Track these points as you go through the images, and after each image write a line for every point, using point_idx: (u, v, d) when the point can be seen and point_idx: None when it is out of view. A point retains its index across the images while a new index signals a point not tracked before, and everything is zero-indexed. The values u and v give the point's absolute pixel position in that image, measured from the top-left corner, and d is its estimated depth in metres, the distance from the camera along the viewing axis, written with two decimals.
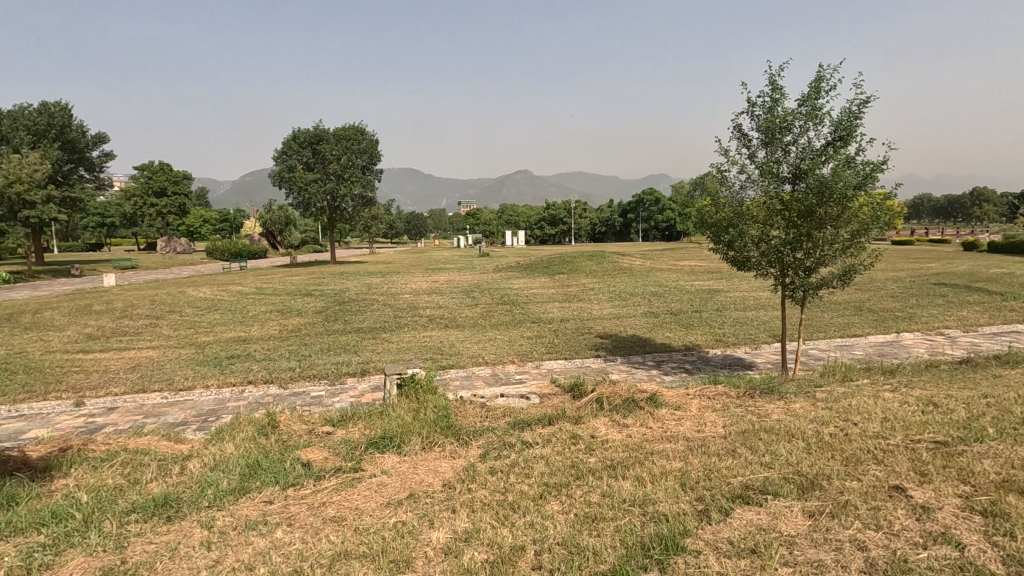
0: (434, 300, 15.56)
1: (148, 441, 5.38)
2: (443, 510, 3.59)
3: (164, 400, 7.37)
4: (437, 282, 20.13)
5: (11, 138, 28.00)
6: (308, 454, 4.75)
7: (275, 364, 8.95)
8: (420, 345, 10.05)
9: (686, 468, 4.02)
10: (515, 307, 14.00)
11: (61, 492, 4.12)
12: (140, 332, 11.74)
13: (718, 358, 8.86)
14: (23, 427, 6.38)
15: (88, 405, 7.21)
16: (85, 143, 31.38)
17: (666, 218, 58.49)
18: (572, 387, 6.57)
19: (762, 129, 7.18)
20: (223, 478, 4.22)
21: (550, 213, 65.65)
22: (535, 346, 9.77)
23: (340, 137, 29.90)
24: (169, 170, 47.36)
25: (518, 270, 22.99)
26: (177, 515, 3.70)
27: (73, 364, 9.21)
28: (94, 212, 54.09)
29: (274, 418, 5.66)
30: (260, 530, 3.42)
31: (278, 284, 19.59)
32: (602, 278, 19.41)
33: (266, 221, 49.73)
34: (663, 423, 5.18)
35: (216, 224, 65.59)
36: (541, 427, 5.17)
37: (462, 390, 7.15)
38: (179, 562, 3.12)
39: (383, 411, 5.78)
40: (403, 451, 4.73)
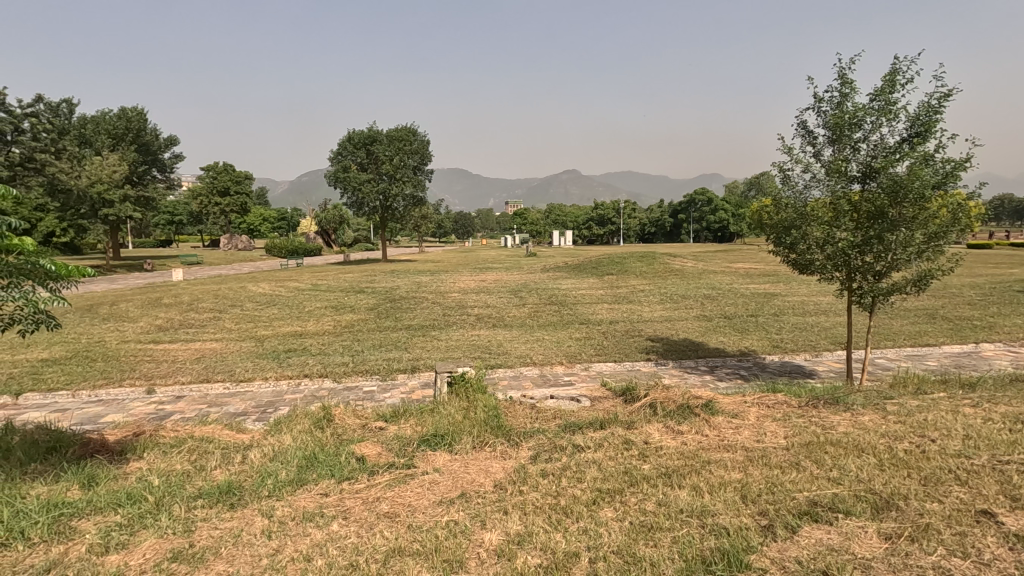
0: (482, 299, 15.66)
1: (212, 430, 5.64)
2: (495, 511, 3.58)
3: (227, 390, 7.73)
4: (485, 281, 20.25)
5: (94, 141, 30.16)
6: (362, 448, 4.83)
7: (330, 359, 9.22)
8: (468, 345, 10.11)
9: (746, 479, 3.86)
10: (563, 308, 13.93)
11: (136, 475, 4.37)
12: (205, 325, 12.36)
13: (776, 365, 8.49)
14: (102, 411, 6.83)
15: (158, 393, 7.64)
16: (158, 146, 33.39)
17: (719, 218, 56.67)
18: (623, 391, 6.43)
19: (829, 126, 6.83)
20: (282, 469, 4.35)
21: (599, 214, 65.07)
22: (584, 347, 9.68)
23: (393, 138, 30.55)
24: (232, 170, 49.79)
25: (565, 270, 22.86)
26: (240, 503, 3.84)
27: (145, 354, 9.78)
28: (164, 211, 57.44)
29: (329, 413, 5.82)
30: (318, 522, 3.50)
31: (333, 282, 20.22)
32: (652, 279, 19.02)
33: (321, 220, 51.57)
34: (720, 431, 4.99)
35: (274, 223, 68.57)
36: (592, 431, 5.09)
37: (510, 390, 7.13)
38: (242, 549, 3.23)
39: (434, 409, 5.83)
40: (454, 450, 4.75)
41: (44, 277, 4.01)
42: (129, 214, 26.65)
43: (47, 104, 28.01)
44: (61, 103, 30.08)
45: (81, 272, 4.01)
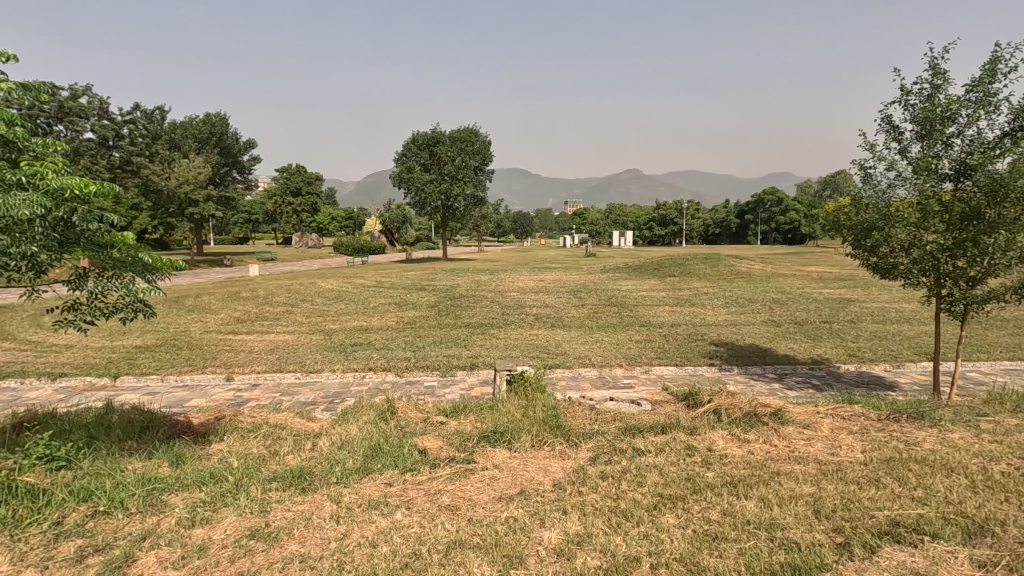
0: (541, 299, 15.71)
1: (285, 417, 5.96)
2: (554, 510, 3.58)
3: (298, 380, 8.15)
4: (544, 280, 20.30)
5: (182, 145, 32.59)
6: (424, 441, 4.96)
7: (393, 353, 9.53)
8: (527, 343, 10.17)
9: (819, 494, 3.66)
10: (623, 309, 13.74)
11: (217, 456, 4.68)
12: (278, 318, 13.09)
13: (852, 375, 8.01)
14: (187, 395, 7.38)
15: (236, 380, 8.17)
16: (238, 148, 35.69)
17: (790, 219, 53.86)
18: (686, 395, 6.26)
19: (918, 120, 6.36)
20: (349, 458, 4.54)
21: (660, 214, 63.57)
22: (644, 350, 9.51)
23: (456, 139, 31.12)
24: (304, 171, 52.33)
25: (625, 271, 22.54)
26: (311, 488, 4.04)
27: (225, 343, 10.46)
28: (243, 210, 61.19)
29: (393, 405, 6.01)
30: (382, 511, 3.63)
31: (396, 279, 20.83)
32: (717, 281, 18.41)
33: (385, 219, 53.27)
34: (790, 442, 4.76)
35: (342, 222, 71.53)
36: (653, 435, 4.99)
37: (569, 391, 7.09)
38: (313, 531, 3.39)
39: (494, 407, 5.89)
40: (513, 447, 4.80)
41: (142, 270, 4.38)
42: (212, 213, 28.56)
43: (144, 112, 30.51)
44: (155, 110, 32.74)
45: (174, 264, 4.36)
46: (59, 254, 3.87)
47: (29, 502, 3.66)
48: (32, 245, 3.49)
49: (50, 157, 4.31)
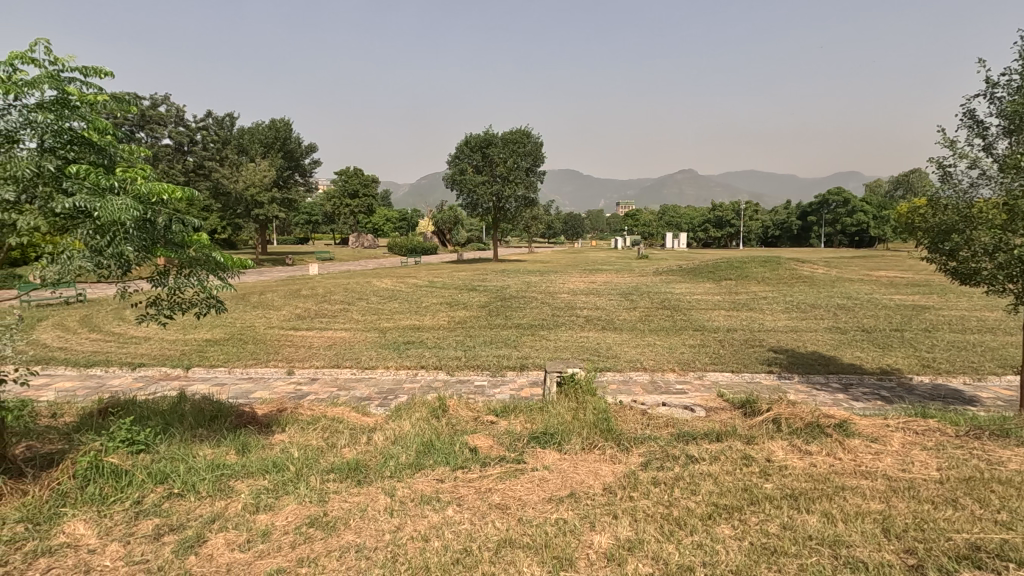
0: (592, 301, 15.58)
1: (341, 411, 6.18)
2: (604, 514, 3.54)
3: (353, 376, 8.43)
4: (595, 282, 20.11)
5: (250, 150, 34.39)
6: (475, 440, 5.02)
7: (444, 352, 9.69)
8: (577, 346, 10.12)
9: (888, 512, 3.46)
10: (676, 313, 13.44)
11: (279, 446, 4.91)
12: (336, 315, 13.58)
13: (926, 388, 7.50)
14: (252, 387, 7.78)
15: (296, 374, 8.54)
16: (301, 152, 37.27)
17: (857, 220, 50.80)
18: (742, 403, 6.04)
19: (1006, 115, 5.90)
20: (402, 453, 4.65)
21: (716, 215, 61.68)
22: (698, 355, 9.26)
23: (508, 141, 31.31)
24: (361, 174, 54.04)
25: (678, 273, 22.03)
26: (366, 480, 4.17)
27: (287, 339, 10.92)
28: (304, 212, 63.82)
29: (444, 403, 6.11)
30: (434, 506, 3.70)
31: (448, 279, 21.19)
32: (777, 286, 17.69)
33: (437, 220, 54.17)
34: (856, 456, 4.51)
35: (396, 223, 73.36)
36: (707, 442, 4.85)
37: (620, 394, 6.99)
38: (368, 523, 3.50)
39: (543, 409, 5.88)
40: (563, 449, 4.79)
41: (215, 268, 4.64)
42: (275, 214, 30.02)
43: (215, 119, 32.40)
44: (226, 117, 34.69)
45: (243, 263, 4.60)
46: (145, 254, 4.16)
47: (113, 481, 3.97)
48: (122, 245, 3.83)
49: (135, 162, 4.66)
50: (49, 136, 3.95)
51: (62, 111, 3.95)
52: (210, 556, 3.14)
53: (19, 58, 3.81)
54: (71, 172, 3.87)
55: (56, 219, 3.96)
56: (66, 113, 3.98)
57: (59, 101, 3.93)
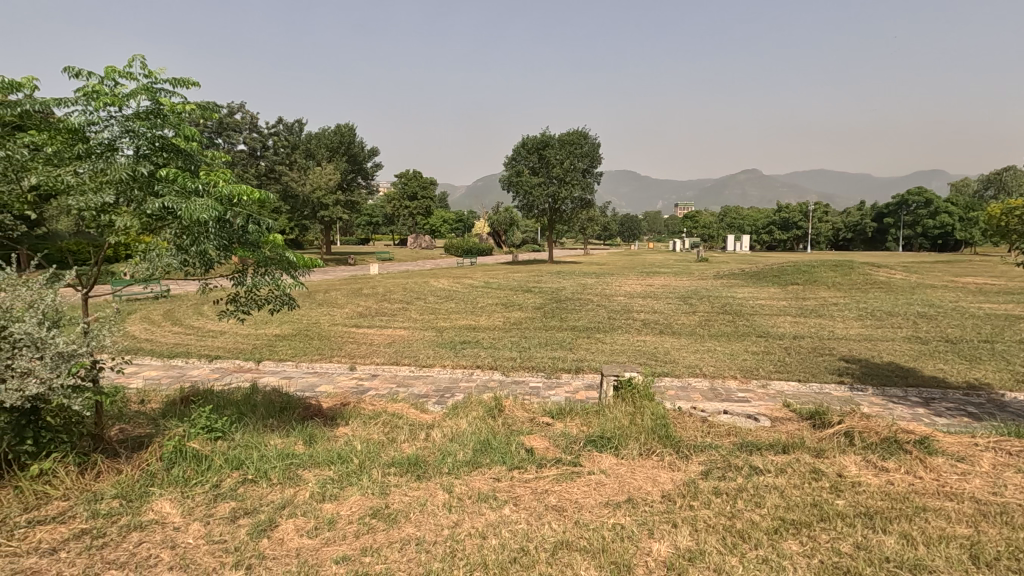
0: (649, 304, 15.28)
1: (401, 407, 6.35)
2: (663, 522, 3.48)
3: (411, 373, 8.66)
4: (652, 285, 19.70)
5: (316, 154, 35.98)
6: (531, 441, 5.04)
7: (499, 353, 9.78)
8: (634, 349, 9.96)
9: (977, 537, 3.21)
10: (738, 318, 12.98)
11: (343, 439, 5.11)
12: (395, 314, 14.00)
13: (1022, 406, 6.88)
14: (317, 381, 8.14)
15: (358, 369, 8.86)
16: (363, 156, 38.61)
17: (941, 222, 47.21)
18: (811, 413, 5.76)
19: None
20: (460, 451, 4.73)
21: (782, 217, 59.03)
22: (762, 362, 8.90)
23: (565, 142, 31.20)
24: (420, 176, 55.39)
25: (741, 277, 21.25)
26: (425, 476, 4.27)
27: (349, 336, 11.35)
28: (365, 213, 66.02)
29: (500, 403, 6.17)
30: (492, 504, 3.75)
31: (503, 280, 21.35)
32: (848, 291, 16.73)
33: (492, 222, 54.69)
34: (940, 475, 4.20)
35: (453, 224, 74.59)
36: (773, 453, 4.66)
37: (678, 400, 6.82)
38: (427, 517, 3.59)
39: (599, 413, 5.82)
40: (620, 454, 4.73)
41: (288, 267, 4.91)
42: (339, 216, 31.30)
43: (285, 125, 34.11)
44: (295, 123, 36.45)
45: (313, 262, 4.85)
46: (225, 252, 4.43)
47: (195, 465, 4.26)
48: (208, 244, 4.11)
49: (217, 167, 4.99)
50: (144, 143, 4.28)
51: (155, 120, 4.28)
52: (281, 540, 3.32)
53: (119, 73, 4.16)
54: (163, 176, 4.19)
55: (149, 220, 4.29)
56: (159, 122, 4.29)
57: (153, 112, 4.26)
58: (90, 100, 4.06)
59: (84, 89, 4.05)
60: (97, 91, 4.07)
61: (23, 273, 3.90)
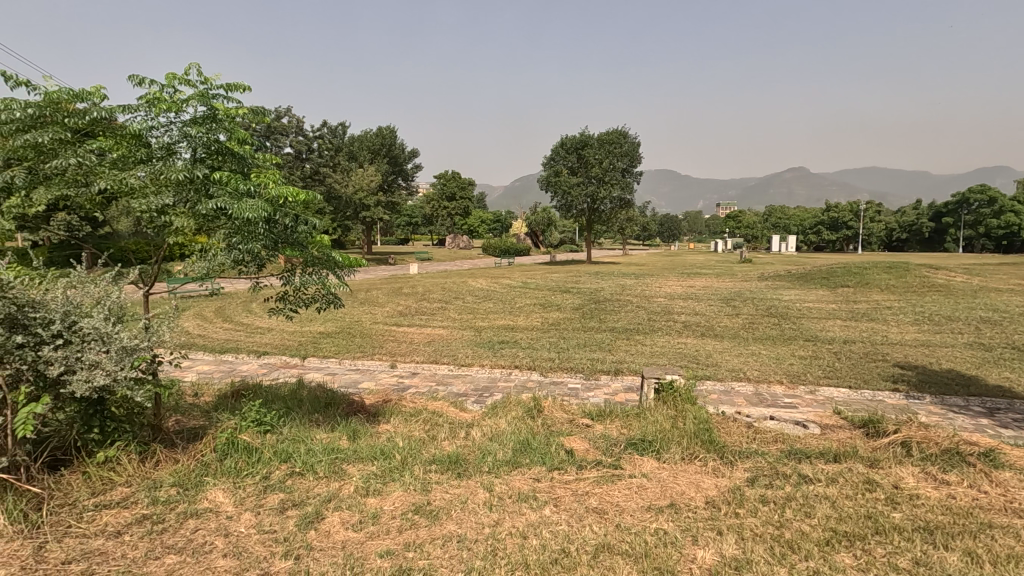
0: (690, 306, 14.97)
1: (440, 406, 6.42)
2: (708, 529, 3.40)
3: (450, 372, 8.75)
4: (693, 287, 19.30)
5: (358, 156, 36.81)
6: (571, 442, 5.02)
7: (537, 353, 9.77)
8: (675, 352, 9.77)
9: None
10: (784, 321, 12.57)
11: (385, 435, 5.21)
12: (434, 313, 14.18)
13: None
14: (359, 378, 8.33)
15: (398, 367, 9.01)
16: (404, 158, 39.27)
17: (1006, 222, 44.46)
18: (864, 422, 5.52)
19: None
20: (500, 450, 4.75)
21: (831, 216, 56.83)
22: (810, 367, 8.59)
23: (604, 141, 30.90)
24: (459, 177, 55.92)
25: (786, 279, 20.56)
26: (465, 474, 4.31)
27: (390, 334, 11.57)
28: (405, 214, 67.10)
29: (539, 404, 6.15)
30: (532, 504, 3.75)
31: (541, 280, 21.32)
32: (903, 294, 15.95)
33: (530, 222, 54.71)
34: (1007, 490, 3.96)
35: (490, 224, 74.97)
36: (822, 462, 4.49)
37: (721, 404, 6.65)
38: (468, 515, 3.62)
39: (640, 416, 5.74)
40: (662, 458, 4.65)
41: (334, 267, 5.05)
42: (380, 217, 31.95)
43: (329, 128, 35.04)
44: (339, 127, 37.41)
45: (357, 262, 4.98)
46: (274, 251, 4.60)
47: (246, 456, 4.43)
48: (257, 244, 4.27)
49: (267, 169, 5.17)
50: (200, 147, 4.48)
51: (211, 125, 4.46)
52: (328, 533, 3.41)
53: (178, 80, 4.36)
54: (217, 179, 4.36)
55: (204, 221, 4.48)
56: (214, 126, 4.48)
57: (209, 116, 4.45)
58: (151, 107, 4.27)
59: (147, 96, 4.27)
60: (158, 98, 4.27)
61: (90, 270, 4.15)
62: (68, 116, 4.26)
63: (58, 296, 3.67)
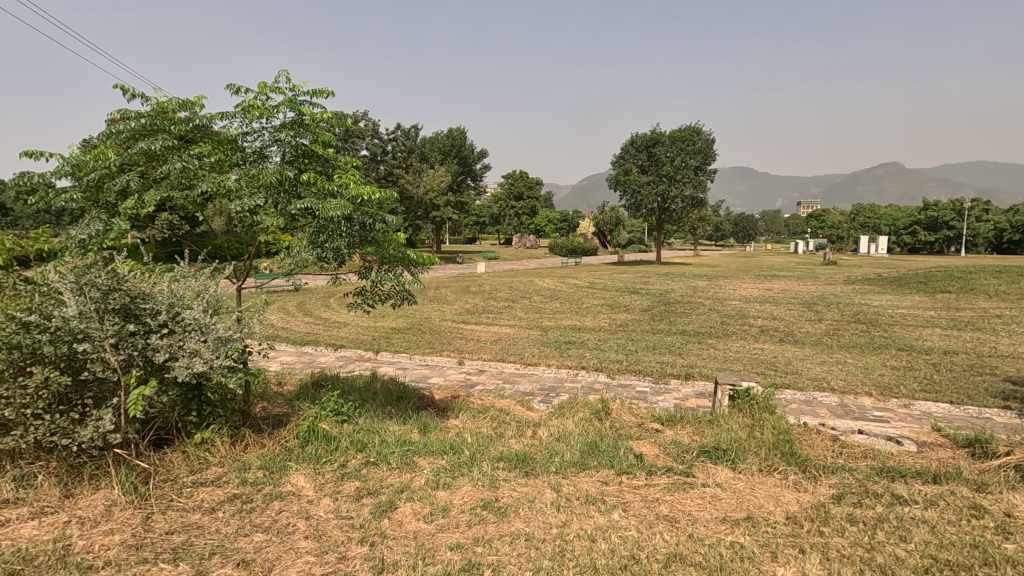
0: (767, 309, 14.25)
1: (508, 404, 6.47)
2: (788, 546, 3.22)
3: (517, 370, 8.80)
4: (771, 290, 18.35)
5: (430, 158, 37.82)
6: (640, 447, 4.92)
7: (605, 354, 9.64)
8: (750, 358, 9.33)
9: None
10: (874, 328, 11.68)
11: (454, 430, 5.32)
12: (501, 312, 14.32)
13: None
14: (428, 373, 8.55)
15: (466, 364, 9.18)
16: (473, 158, 39.96)
17: None
18: (969, 442, 5.03)
19: None
20: (567, 451, 4.72)
21: (929, 216, 52.16)
22: (904, 378, 7.94)
23: (676, 139, 30.04)
24: (526, 177, 56.13)
25: (877, 283, 19.09)
26: (533, 473, 4.32)
27: (458, 331, 11.82)
28: (473, 214, 68.21)
29: (607, 406, 6.07)
30: (601, 508, 3.70)
31: (608, 281, 20.99)
32: (1016, 302, 14.38)
33: (598, 222, 54.04)
34: None
35: (557, 224, 74.74)
36: (919, 482, 4.14)
37: (802, 415, 6.27)
38: (536, 514, 3.62)
39: (713, 423, 5.52)
40: (738, 468, 4.45)
41: (409, 265, 5.22)
42: (449, 216, 32.67)
43: (403, 131, 36.24)
44: (412, 129, 38.59)
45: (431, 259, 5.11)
46: (355, 250, 4.81)
47: (325, 444, 4.66)
48: (340, 242, 4.49)
49: (347, 170, 5.42)
50: (289, 150, 4.74)
51: (298, 129, 4.71)
52: (401, 522, 3.52)
53: (269, 88, 4.64)
54: (304, 181, 4.61)
55: (292, 220, 4.75)
56: (301, 130, 4.72)
57: (296, 121, 4.69)
58: (246, 114, 4.56)
59: (242, 103, 4.56)
60: (252, 106, 4.56)
61: (190, 266, 4.49)
62: (174, 124, 4.62)
63: (164, 289, 4.03)
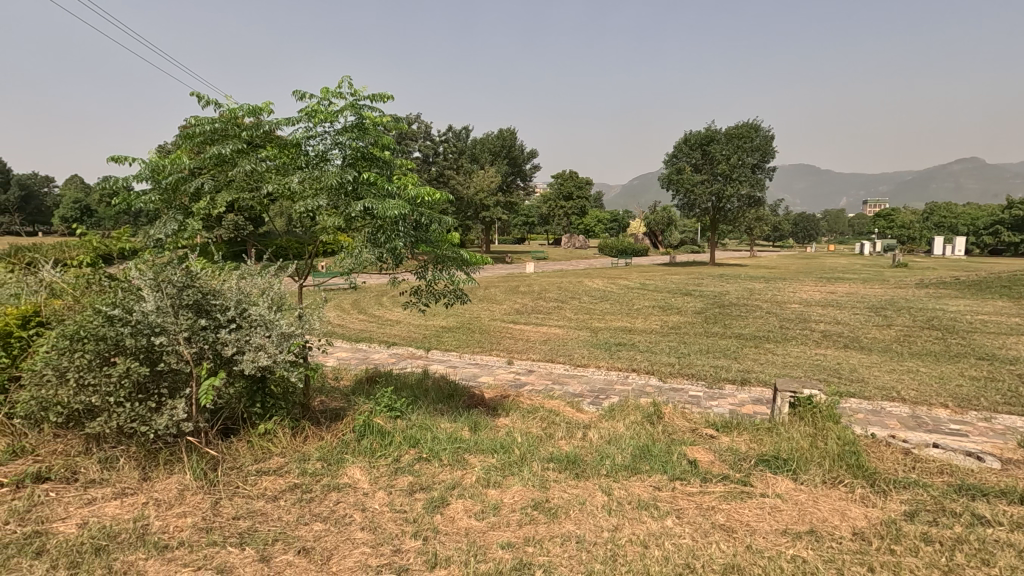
0: (831, 313, 13.58)
1: (557, 404, 6.45)
2: (856, 563, 3.05)
3: (566, 371, 8.75)
4: (835, 293, 17.45)
5: (480, 159, 38.20)
6: (694, 452, 4.79)
7: (656, 357, 9.44)
8: (812, 364, 8.92)
9: None
10: (950, 335, 10.91)
11: (504, 429, 5.34)
12: (550, 312, 14.29)
13: None
14: (478, 372, 8.63)
15: (515, 364, 9.20)
16: (523, 158, 40.08)
17: None
18: None
19: None
20: (618, 454, 4.65)
21: (1014, 215, 48.23)
22: (985, 390, 7.38)
23: (732, 137, 29.13)
24: (576, 177, 55.78)
25: (954, 287, 17.82)
26: (583, 475, 4.28)
27: (507, 331, 11.87)
28: (522, 214, 68.39)
29: (659, 410, 5.95)
30: (653, 513, 3.63)
31: (660, 282, 20.57)
32: None
33: (649, 222, 53.02)
34: None
35: (607, 224, 73.84)
36: (1003, 502, 3.83)
37: (870, 425, 5.93)
38: (587, 516, 3.59)
39: (771, 430, 5.31)
40: (799, 479, 4.26)
41: (463, 265, 5.28)
42: (499, 216, 32.88)
43: (454, 132, 36.81)
44: (463, 131, 39.13)
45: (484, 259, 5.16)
46: (412, 250, 4.91)
47: (379, 439, 4.78)
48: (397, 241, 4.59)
49: (404, 172, 5.53)
50: (349, 153, 4.90)
51: (359, 133, 4.84)
52: (452, 518, 3.57)
53: (332, 94, 4.81)
54: (364, 182, 4.74)
55: (351, 221, 4.89)
56: (361, 133, 4.85)
57: (357, 125, 4.83)
58: (310, 118, 4.73)
59: (306, 109, 4.74)
60: (315, 111, 4.73)
61: (257, 265, 4.72)
62: (243, 129, 4.85)
63: (232, 286, 4.29)
